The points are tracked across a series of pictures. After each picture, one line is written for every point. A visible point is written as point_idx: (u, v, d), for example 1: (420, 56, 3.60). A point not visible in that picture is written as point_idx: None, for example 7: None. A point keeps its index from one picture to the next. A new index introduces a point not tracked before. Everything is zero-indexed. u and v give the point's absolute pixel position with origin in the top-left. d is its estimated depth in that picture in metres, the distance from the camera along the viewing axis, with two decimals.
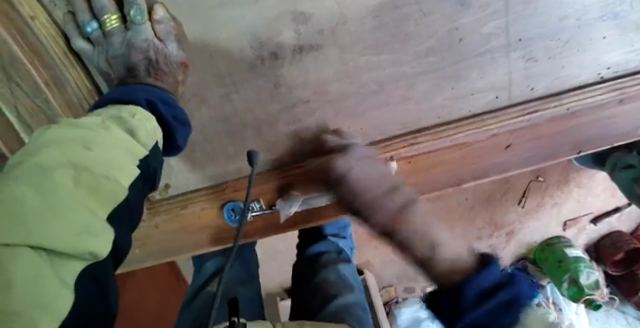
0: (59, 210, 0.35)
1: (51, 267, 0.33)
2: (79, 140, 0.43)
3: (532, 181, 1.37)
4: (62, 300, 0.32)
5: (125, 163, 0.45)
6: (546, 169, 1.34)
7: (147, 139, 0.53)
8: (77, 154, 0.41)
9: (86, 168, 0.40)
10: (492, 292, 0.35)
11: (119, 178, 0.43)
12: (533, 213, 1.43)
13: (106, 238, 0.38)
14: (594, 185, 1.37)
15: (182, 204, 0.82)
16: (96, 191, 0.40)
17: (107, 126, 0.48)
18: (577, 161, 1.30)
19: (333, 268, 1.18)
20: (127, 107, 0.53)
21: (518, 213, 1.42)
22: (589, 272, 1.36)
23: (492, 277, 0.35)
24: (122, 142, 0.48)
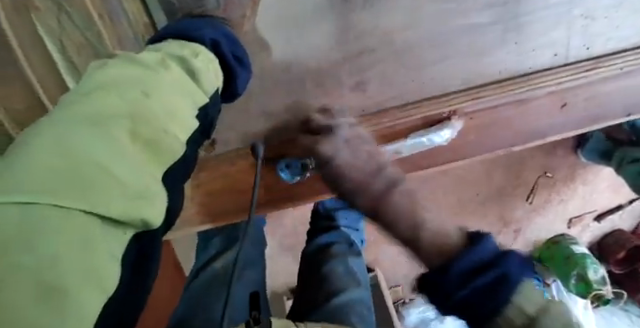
0: (114, 170, 0.32)
1: (110, 236, 0.31)
2: (138, 84, 0.40)
3: (541, 176, 1.39)
4: (107, 274, 0.30)
5: (182, 110, 0.43)
6: (553, 165, 1.38)
7: (210, 85, 0.51)
8: (139, 103, 0.38)
9: (146, 119, 0.38)
10: (477, 269, 0.31)
11: (177, 132, 0.41)
12: (540, 210, 1.43)
13: (160, 207, 0.36)
14: (598, 182, 1.40)
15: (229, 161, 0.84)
16: (154, 146, 0.37)
17: (167, 65, 0.46)
18: (584, 156, 1.33)
19: (341, 259, 1.10)
20: (189, 46, 0.53)
21: (526, 210, 1.43)
22: (596, 267, 1.29)
23: (483, 252, 0.32)
24: (186, 89, 0.45)
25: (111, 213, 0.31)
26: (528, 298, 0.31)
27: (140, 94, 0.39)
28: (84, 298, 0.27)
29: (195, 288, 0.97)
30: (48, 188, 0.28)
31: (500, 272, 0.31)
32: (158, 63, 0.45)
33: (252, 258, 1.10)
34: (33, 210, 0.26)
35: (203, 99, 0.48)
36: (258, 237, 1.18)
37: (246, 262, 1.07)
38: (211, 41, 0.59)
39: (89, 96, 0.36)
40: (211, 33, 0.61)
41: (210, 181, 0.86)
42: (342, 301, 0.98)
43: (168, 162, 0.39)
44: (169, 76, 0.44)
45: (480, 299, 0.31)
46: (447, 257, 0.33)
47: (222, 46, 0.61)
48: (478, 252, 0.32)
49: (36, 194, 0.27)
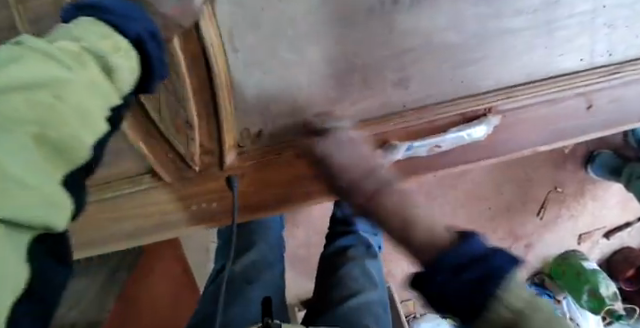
0: (51, 135, 0.33)
1: (7, 239, 0.31)
2: (52, 83, 0.33)
3: (552, 191, 1.40)
4: (13, 270, 0.32)
5: (99, 113, 0.37)
6: (563, 180, 1.40)
7: (130, 81, 0.42)
8: (54, 112, 0.33)
9: (58, 125, 0.33)
10: (467, 267, 0.24)
11: (81, 133, 0.35)
12: (551, 226, 1.43)
13: (66, 205, 0.34)
14: (608, 198, 1.43)
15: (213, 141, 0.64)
16: (60, 148, 0.34)
17: (83, 61, 0.37)
18: (593, 172, 1.37)
19: (359, 263, 1.09)
20: (111, 33, 0.41)
21: (537, 226, 1.42)
22: (609, 283, 1.32)
23: (470, 252, 0.25)
24: (98, 87, 0.37)
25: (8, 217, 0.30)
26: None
27: (78, 49, 0.37)
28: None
29: (210, 291, 0.90)
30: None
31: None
32: (73, 56, 0.36)
33: (266, 260, 0.99)
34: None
35: (117, 100, 0.40)
36: (276, 244, 1.04)
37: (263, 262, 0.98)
38: (137, 38, 0.44)
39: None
40: (140, 25, 0.45)
41: (214, 175, 0.68)
42: (358, 305, 0.98)
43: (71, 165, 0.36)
44: (87, 74, 0.36)
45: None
46: (518, 269, 0.47)
47: (149, 43, 0.46)
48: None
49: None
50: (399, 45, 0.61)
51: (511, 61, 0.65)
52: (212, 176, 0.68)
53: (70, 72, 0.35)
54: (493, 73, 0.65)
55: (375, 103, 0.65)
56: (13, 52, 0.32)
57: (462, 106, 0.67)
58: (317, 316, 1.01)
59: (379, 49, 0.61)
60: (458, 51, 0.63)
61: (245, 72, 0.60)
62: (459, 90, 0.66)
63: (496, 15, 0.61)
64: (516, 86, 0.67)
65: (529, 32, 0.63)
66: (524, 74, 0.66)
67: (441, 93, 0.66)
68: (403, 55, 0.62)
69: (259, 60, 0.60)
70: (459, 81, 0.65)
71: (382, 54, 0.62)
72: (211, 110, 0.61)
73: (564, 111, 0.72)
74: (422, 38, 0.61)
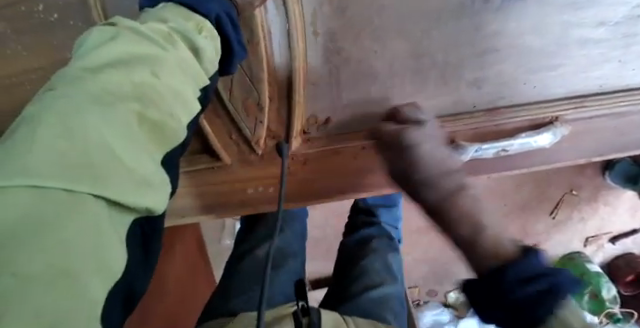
0: (150, 113, 0.30)
1: (109, 222, 0.24)
2: (150, 59, 0.32)
3: (567, 193, 1.40)
4: (116, 258, 0.24)
5: (190, 96, 0.35)
6: (581, 183, 1.39)
7: (214, 64, 0.41)
8: (150, 88, 0.31)
9: (153, 102, 0.31)
10: (531, 277, 0.33)
11: (178, 113, 0.33)
12: (562, 227, 1.43)
13: (164, 187, 0.30)
14: (619, 204, 1.42)
15: (280, 121, 0.63)
16: (158, 129, 0.31)
17: (173, 41, 0.36)
18: (610, 179, 1.35)
19: (380, 256, 0.91)
20: (194, 17, 0.41)
21: (548, 225, 1.43)
22: (609, 286, 1.35)
23: (534, 265, 0.34)
24: (189, 69, 0.36)
25: (121, 199, 0.25)
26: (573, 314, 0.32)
27: (168, 31, 0.36)
28: (96, 285, 0.22)
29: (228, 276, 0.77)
30: (63, 171, 0.22)
31: (550, 280, 0.33)
32: (165, 37, 0.35)
33: (292, 248, 0.84)
34: (58, 196, 0.21)
35: (204, 80, 0.39)
36: (300, 231, 0.90)
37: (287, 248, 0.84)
38: (216, 19, 0.44)
39: (98, 72, 0.28)
40: (217, 5, 0.44)
41: (275, 159, 0.67)
42: (377, 300, 0.80)
43: (166, 147, 0.32)
44: (177, 53, 0.35)
45: (528, 303, 0.33)
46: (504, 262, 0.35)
47: (227, 25, 0.45)
48: (530, 268, 0.34)
49: (43, 174, 0.21)
50: (482, 45, 0.60)
51: (585, 72, 0.65)
52: (271, 162, 0.67)
53: (165, 52, 0.34)
54: (565, 81, 0.65)
55: (446, 101, 0.65)
56: (111, 32, 0.32)
57: (534, 112, 0.67)
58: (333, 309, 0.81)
59: (461, 48, 0.60)
60: (537, 55, 0.62)
61: (322, 57, 0.58)
62: (529, 94, 0.66)
63: (578, 24, 0.60)
64: (587, 95, 0.67)
65: (608, 44, 0.63)
66: (596, 85, 0.66)
67: (512, 95, 0.66)
68: (481, 56, 0.61)
69: (339, 47, 0.58)
70: (531, 86, 0.65)
71: (464, 53, 0.61)
72: (284, 89, 0.60)
73: (630, 125, 0.73)
74: (505, 39, 0.60)
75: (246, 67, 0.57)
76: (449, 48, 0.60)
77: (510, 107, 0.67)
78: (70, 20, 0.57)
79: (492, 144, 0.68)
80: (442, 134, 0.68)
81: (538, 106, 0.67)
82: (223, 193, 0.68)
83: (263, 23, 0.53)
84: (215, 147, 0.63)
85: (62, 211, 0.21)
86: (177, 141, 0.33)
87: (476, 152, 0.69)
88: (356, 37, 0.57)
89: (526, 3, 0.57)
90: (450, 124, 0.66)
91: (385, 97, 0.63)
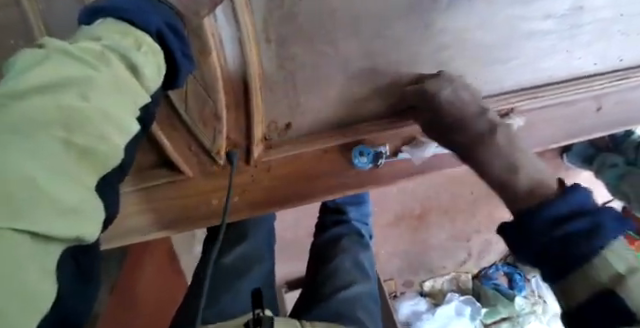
0: (79, 140, 0.29)
1: (35, 255, 0.25)
2: (81, 81, 0.31)
3: None
4: (46, 291, 0.26)
5: (127, 115, 0.34)
6: (541, 166, 1.42)
7: (156, 81, 0.40)
8: (79, 113, 0.29)
9: (82, 126, 0.30)
10: (563, 218, 0.39)
11: (113, 134, 0.32)
12: None
13: (96, 215, 0.30)
14: (578, 184, 1.48)
15: (239, 130, 0.62)
16: (89, 153, 0.30)
17: (108, 59, 0.34)
18: (567, 161, 1.40)
19: (351, 253, 0.92)
20: (132, 31, 0.39)
21: None
22: None
23: (575, 203, 0.40)
24: (127, 87, 0.35)
25: (45, 232, 0.25)
26: (616, 253, 0.36)
27: (101, 49, 0.34)
28: (23, 319, 0.24)
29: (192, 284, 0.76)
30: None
31: (594, 223, 0.38)
32: (97, 56, 0.34)
33: (258, 251, 0.84)
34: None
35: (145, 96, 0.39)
36: (268, 236, 0.89)
37: (253, 253, 0.83)
38: (157, 32, 0.42)
39: (22, 99, 0.27)
40: (158, 18, 0.43)
41: (240, 168, 0.66)
42: (345, 299, 0.80)
43: (100, 170, 0.32)
44: (112, 73, 0.34)
45: (557, 243, 0.38)
46: (541, 205, 0.43)
47: (170, 36, 0.44)
48: (567, 207, 0.40)
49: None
50: (434, 43, 0.61)
51: (536, 63, 0.67)
52: (235, 171, 0.66)
53: (97, 73, 0.32)
54: (517, 74, 0.68)
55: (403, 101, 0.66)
56: (41, 55, 0.32)
57: (488, 104, 0.69)
58: (302, 311, 0.81)
59: (413, 47, 0.61)
60: (488, 50, 0.64)
61: (276, 63, 0.58)
62: (482, 88, 0.68)
63: (527, 17, 0.61)
64: (539, 88, 0.70)
65: (556, 35, 0.65)
66: (545, 76, 0.69)
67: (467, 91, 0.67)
68: (435, 53, 0.62)
69: (292, 53, 0.58)
70: (484, 80, 0.68)
71: (418, 51, 0.62)
72: (240, 98, 0.59)
73: (584, 112, 0.76)
74: (457, 36, 0.61)
75: (199, 76, 0.56)
76: (401, 47, 0.61)
77: None
78: (12, 39, 0.54)
79: None
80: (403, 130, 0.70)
81: (492, 100, 0.69)
82: (184, 206, 0.67)
83: (212, 31, 0.52)
84: (175, 160, 0.62)
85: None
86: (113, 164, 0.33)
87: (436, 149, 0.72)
88: (309, 42, 0.57)
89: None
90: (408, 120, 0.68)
91: (344, 99, 0.64)
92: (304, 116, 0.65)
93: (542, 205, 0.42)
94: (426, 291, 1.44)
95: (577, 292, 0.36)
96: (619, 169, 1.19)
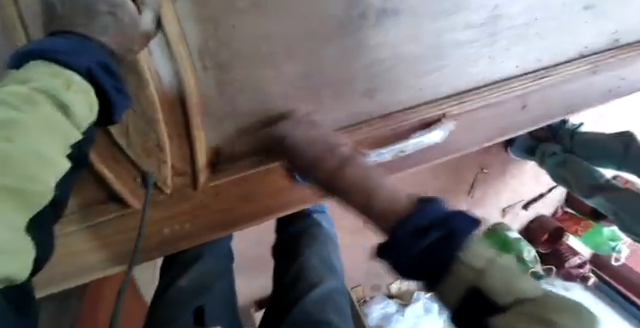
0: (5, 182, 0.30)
1: None
2: (5, 124, 0.32)
3: (479, 172, 1.51)
4: None
5: (55, 154, 0.36)
6: (489, 161, 1.50)
7: (88, 119, 0.41)
8: (4, 157, 0.31)
9: (7, 169, 0.31)
10: (424, 229, 0.29)
11: (43, 174, 0.34)
12: (480, 203, 1.55)
13: (25, 256, 0.31)
14: (524, 174, 1.57)
15: (182, 155, 0.62)
16: (16, 194, 0.31)
17: (35, 100, 0.35)
18: (512, 154, 1.48)
19: (315, 252, 0.92)
20: (61, 71, 0.39)
21: (469, 204, 1.53)
22: (529, 248, 1.45)
23: (434, 213, 0.30)
24: (56, 127, 0.37)
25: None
26: (482, 259, 0.28)
27: (28, 91, 0.35)
28: None
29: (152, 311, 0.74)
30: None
31: (446, 230, 0.28)
32: (24, 98, 0.35)
33: (217, 269, 0.83)
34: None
35: (75, 135, 0.40)
36: (225, 255, 0.88)
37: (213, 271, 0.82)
38: (87, 72, 0.42)
39: None
40: (88, 57, 0.43)
41: (188, 195, 0.66)
42: (319, 299, 0.79)
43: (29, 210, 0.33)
44: (38, 112, 0.35)
45: (427, 259, 0.28)
46: (402, 218, 0.32)
47: (102, 76, 0.44)
48: (430, 216, 0.30)
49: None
50: (368, 59, 0.64)
51: (464, 68, 0.72)
52: (185, 197, 0.66)
53: (21, 113, 0.34)
54: (448, 80, 0.72)
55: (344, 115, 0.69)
56: None
57: (423, 112, 0.72)
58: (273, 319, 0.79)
59: (348, 64, 0.64)
60: (420, 60, 0.68)
61: (215, 88, 0.59)
62: (417, 96, 0.71)
63: (450, 29, 0.67)
64: (466, 91, 0.74)
65: (479, 43, 0.70)
66: (475, 79, 0.74)
67: (403, 99, 0.71)
68: (369, 68, 0.65)
69: (231, 79, 0.59)
70: (418, 89, 0.70)
71: (354, 68, 0.65)
72: (182, 127, 0.60)
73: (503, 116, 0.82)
74: (388, 50, 0.65)
75: (139, 109, 0.56)
76: (337, 65, 0.64)
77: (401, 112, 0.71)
78: None
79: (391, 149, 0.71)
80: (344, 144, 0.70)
81: (427, 109, 0.72)
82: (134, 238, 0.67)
83: (149, 66, 0.53)
84: (123, 194, 0.61)
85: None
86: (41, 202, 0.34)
87: (378, 156, 0.70)
88: (247, 67, 0.59)
89: (399, 16, 0.62)
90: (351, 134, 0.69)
91: (285, 119, 0.66)
92: (246, 139, 0.66)
93: (404, 218, 0.31)
94: (394, 293, 1.48)
95: (446, 296, 0.28)
96: (557, 156, 1.28)
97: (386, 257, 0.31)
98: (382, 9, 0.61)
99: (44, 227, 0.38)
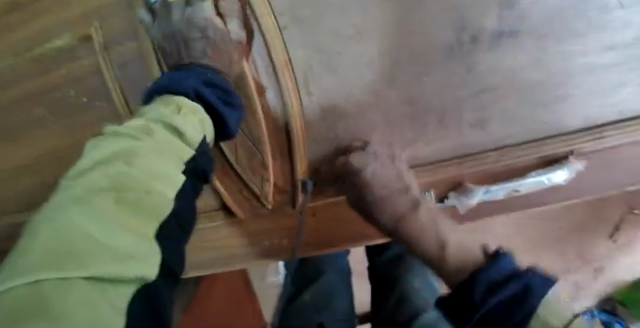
0: (128, 196, 0.32)
1: (104, 295, 0.25)
2: (128, 151, 0.36)
3: (626, 213, 1.27)
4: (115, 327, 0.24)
5: (169, 172, 0.38)
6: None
7: (197, 136, 0.45)
8: (125, 177, 0.34)
9: (130, 188, 0.33)
10: (494, 286, 0.36)
11: (159, 189, 0.36)
12: (628, 250, 1.27)
13: (152, 262, 0.30)
14: None
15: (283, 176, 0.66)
16: (138, 207, 0.32)
17: (150, 129, 0.39)
18: None
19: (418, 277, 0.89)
20: (174, 99, 0.45)
21: (610, 249, 1.28)
22: None
23: (498, 271, 0.37)
24: (170, 148, 0.40)
25: (99, 273, 0.25)
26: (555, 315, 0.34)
27: (144, 123, 0.40)
28: None
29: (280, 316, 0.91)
30: (35, 264, 0.23)
31: (515, 289, 0.36)
32: (141, 129, 0.39)
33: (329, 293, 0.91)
34: (25, 291, 0.22)
35: (189, 151, 0.43)
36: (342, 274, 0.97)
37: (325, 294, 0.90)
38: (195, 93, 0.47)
39: (81, 176, 0.32)
40: (195, 82, 0.49)
41: (287, 212, 0.70)
42: (424, 325, 0.76)
43: (154, 223, 0.33)
44: (155, 141, 0.39)
45: (500, 311, 0.36)
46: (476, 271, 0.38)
47: (209, 95, 0.49)
48: (496, 273, 0.37)
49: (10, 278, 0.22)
50: (480, 84, 0.60)
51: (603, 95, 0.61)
52: (284, 213, 0.70)
53: (140, 141, 0.37)
54: (581, 109, 0.62)
55: (450, 144, 0.64)
56: (96, 142, 0.37)
57: (544, 148, 0.64)
58: None
59: (457, 91, 0.60)
60: (546, 88, 0.60)
61: (318, 113, 0.61)
62: (539, 129, 0.63)
63: (585, 52, 0.58)
64: (606, 124, 0.63)
65: (625, 66, 0.59)
66: (615, 111, 0.62)
67: (518, 132, 0.63)
68: (480, 95, 0.60)
69: (334, 104, 0.61)
70: (540, 121, 0.62)
71: (462, 95, 0.60)
72: (286, 149, 0.62)
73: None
74: (504, 74, 0.59)
75: (249, 132, 0.62)
76: (443, 91, 0.60)
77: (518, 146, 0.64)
78: (97, 100, 0.67)
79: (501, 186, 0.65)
80: (448, 179, 0.67)
81: (550, 144, 0.64)
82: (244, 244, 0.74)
83: (259, 91, 0.58)
84: (232, 205, 0.68)
85: (30, 300, 0.21)
86: (162, 215, 0.35)
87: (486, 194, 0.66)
88: (349, 93, 0.60)
89: (519, 38, 0.57)
90: (454, 168, 0.65)
91: (386, 146, 0.64)
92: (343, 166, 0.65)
93: (472, 274, 0.38)
94: None
95: None
96: None
97: (444, 302, 0.41)
98: (498, 31, 0.56)
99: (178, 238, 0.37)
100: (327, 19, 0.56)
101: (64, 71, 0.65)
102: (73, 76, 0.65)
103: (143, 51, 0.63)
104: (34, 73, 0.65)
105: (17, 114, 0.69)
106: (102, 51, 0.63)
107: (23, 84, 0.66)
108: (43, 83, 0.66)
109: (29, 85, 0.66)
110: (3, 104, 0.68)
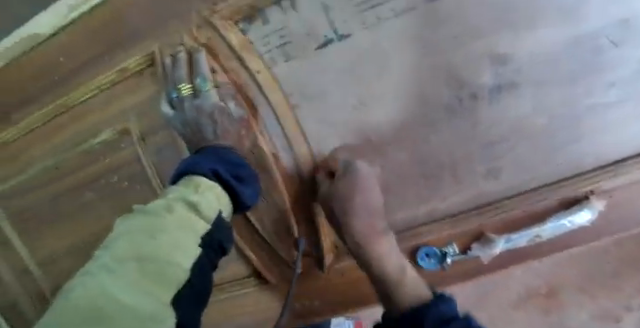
0: (150, 267, 0.36)
1: None
2: (152, 227, 0.39)
3: None
4: None
5: (189, 244, 0.41)
6: None
7: (213, 208, 0.47)
8: (150, 249, 0.37)
9: (154, 259, 0.37)
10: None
11: (179, 260, 0.39)
12: None
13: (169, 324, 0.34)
14: None
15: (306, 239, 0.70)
16: (160, 277, 0.36)
17: (172, 207, 0.42)
18: None
19: None
20: (192, 179, 0.48)
21: None
22: None
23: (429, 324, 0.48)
24: (189, 224, 0.42)
25: None
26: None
27: (167, 200, 0.43)
28: None
29: None
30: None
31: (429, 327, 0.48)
32: (164, 207, 0.42)
33: None
34: None
35: (205, 226, 0.45)
36: None
37: None
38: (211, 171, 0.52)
39: (112, 248, 0.37)
40: (211, 162, 0.53)
41: (314, 274, 0.72)
42: None
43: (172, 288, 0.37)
44: (176, 216, 0.41)
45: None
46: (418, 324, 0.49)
47: (225, 173, 0.53)
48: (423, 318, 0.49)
49: None
50: (485, 133, 0.62)
51: (611, 135, 0.60)
52: (312, 274, 0.72)
53: (163, 217, 0.40)
54: (593, 149, 0.62)
55: (465, 196, 0.66)
56: (124, 219, 0.42)
57: (565, 188, 0.63)
58: None
59: (462, 144, 0.63)
60: (554, 131, 0.60)
61: None
62: (553, 172, 0.63)
63: (588, 93, 0.58)
64: (623, 160, 0.62)
65: (633, 102, 0.58)
66: (631, 148, 0.61)
67: (533, 178, 0.64)
68: (488, 146, 0.62)
69: None
70: (551, 163, 0.63)
71: (469, 147, 0.63)
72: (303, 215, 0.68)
73: None
74: (507, 123, 0.61)
75: (271, 202, 0.67)
76: (448, 145, 0.63)
77: (530, 191, 0.65)
78: (136, 184, 0.75)
79: (523, 234, 0.65)
80: (469, 229, 0.68)
81: (569, 185, 0.63)
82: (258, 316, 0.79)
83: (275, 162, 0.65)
84: (260, 269, 0.73)
85: None
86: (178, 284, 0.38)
87: (508, 243, 0.66)
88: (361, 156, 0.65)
89: (518, 88, 0.58)
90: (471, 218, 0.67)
91: (403, 203, 0.68)
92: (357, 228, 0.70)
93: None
94: None
95: None
96: None
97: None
98: (495, 85, 0.58)
99: (192, 310, 0.40)
100: (336, 95, 0.61)
101: (109, 160, 0.74)
102: (116, 164, 0.74)
103: (175, 140, 0.70)
104: (87, 163, 0.76)
105: (74, 200, 0.80)
106: (140, 141, 0.71)
107: (79, 173, 0.77)
108: (93, 173, 0.76)
109: (82, 174, 0.77)
110: (62, 192, 0.80)
